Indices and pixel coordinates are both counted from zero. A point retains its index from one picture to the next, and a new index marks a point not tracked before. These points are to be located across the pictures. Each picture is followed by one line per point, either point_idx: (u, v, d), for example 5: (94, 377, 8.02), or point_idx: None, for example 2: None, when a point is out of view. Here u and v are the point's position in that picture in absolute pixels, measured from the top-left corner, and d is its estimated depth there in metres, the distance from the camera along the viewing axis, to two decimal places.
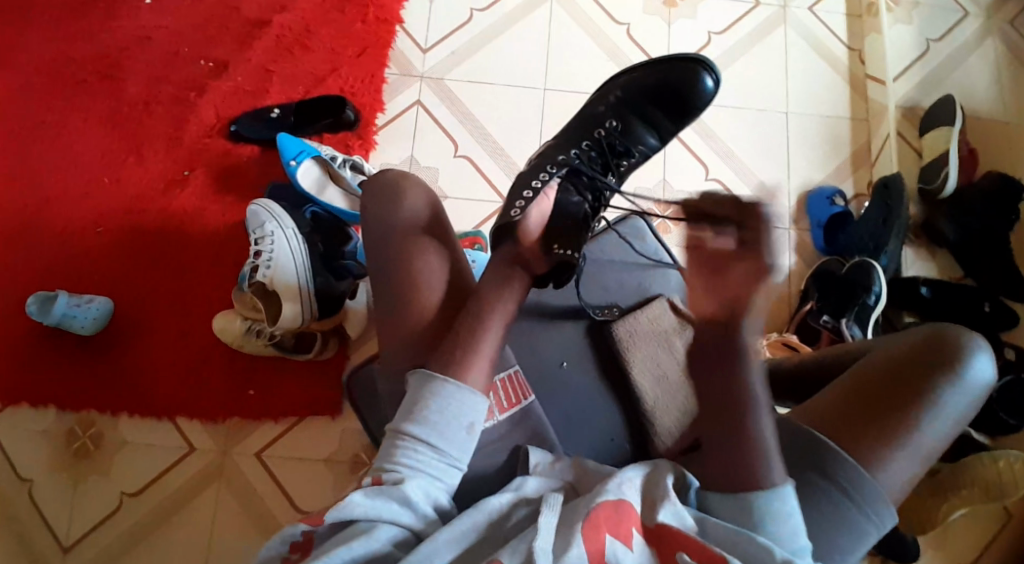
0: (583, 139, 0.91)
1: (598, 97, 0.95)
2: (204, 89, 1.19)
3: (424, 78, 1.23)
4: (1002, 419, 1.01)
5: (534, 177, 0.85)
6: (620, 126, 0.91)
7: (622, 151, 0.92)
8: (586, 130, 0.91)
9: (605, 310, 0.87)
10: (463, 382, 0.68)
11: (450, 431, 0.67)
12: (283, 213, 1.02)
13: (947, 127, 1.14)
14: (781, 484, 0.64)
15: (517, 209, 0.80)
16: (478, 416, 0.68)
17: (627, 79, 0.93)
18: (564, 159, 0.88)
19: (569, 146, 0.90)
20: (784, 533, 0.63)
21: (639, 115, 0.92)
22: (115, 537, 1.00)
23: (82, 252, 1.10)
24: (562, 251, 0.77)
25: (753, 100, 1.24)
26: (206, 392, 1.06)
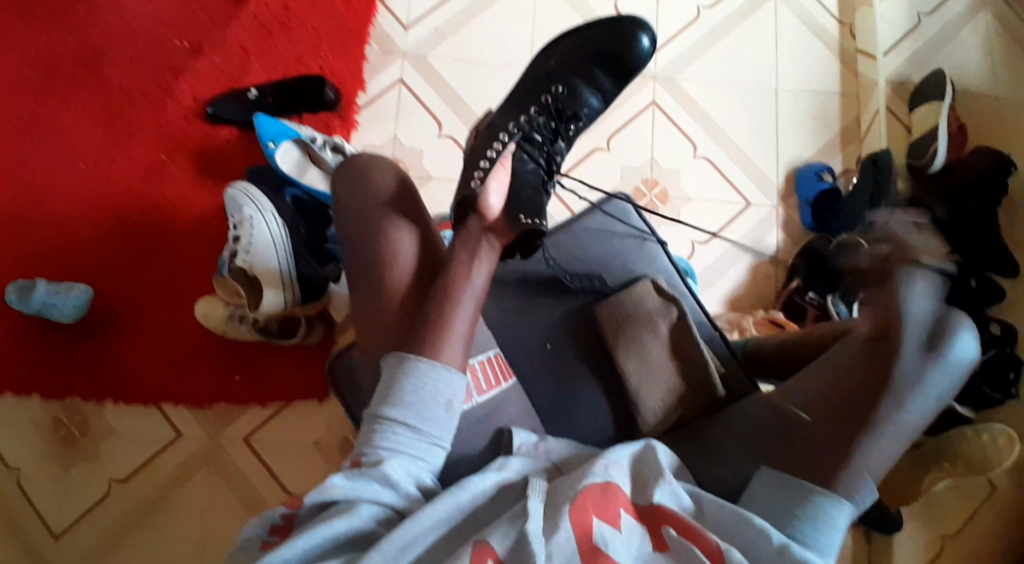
0: (529, 106, 0.86)
1: (540, 60, 0.89)
2: (180, 71, 1.16)
3: (406, 55, 1.21)
4: (987, 393, 1.02)
5: (486, 147, 0.80)
6: (566, 90, 0.87)
7: (569, 115, 0.88)
8: (531, 95, 0.87)
9: (581, 280, 0.86)
10: (437, 359, 0.67)
11: (427, 410, 0.66)
12: (262, 197, 0.98)
13: (936, 103, 1.13)
14: (846, 500, 0.69)
15: (476, 181, 0.77)
16: (456, 393, 0.68)
17: (566, 43, 0.89)
18: (517, 126, 0.83)
19: (516, 114, 0.85)
20: (822, 543, 0.68)
21: (583, 78, 0.88)
22: (103, 523, 1.00)
23: (61, 239, 1.09)
24: (527, 220, 0.76)
25: (742, 76, 1.22)
26: (192, 378, 1.05)
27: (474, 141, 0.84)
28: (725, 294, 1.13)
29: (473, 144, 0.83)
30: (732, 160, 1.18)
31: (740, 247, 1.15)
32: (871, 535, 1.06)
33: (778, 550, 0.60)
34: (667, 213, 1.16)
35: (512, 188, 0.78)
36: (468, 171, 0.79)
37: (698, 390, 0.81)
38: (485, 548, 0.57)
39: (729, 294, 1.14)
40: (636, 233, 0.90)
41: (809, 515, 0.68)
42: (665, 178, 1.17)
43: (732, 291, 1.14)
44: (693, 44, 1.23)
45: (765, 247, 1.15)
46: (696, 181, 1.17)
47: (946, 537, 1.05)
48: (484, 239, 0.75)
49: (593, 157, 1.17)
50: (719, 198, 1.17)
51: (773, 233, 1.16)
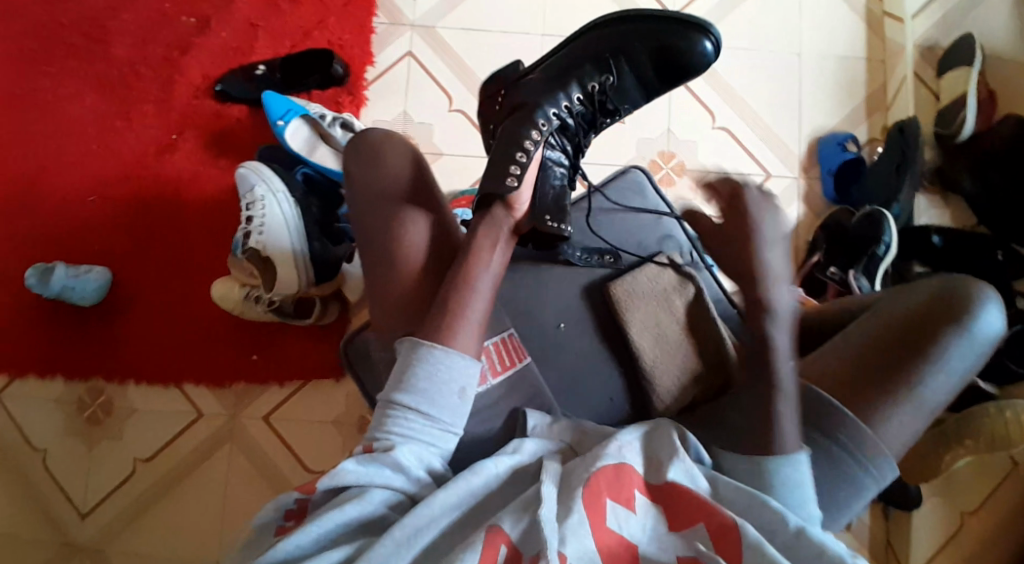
0: (572, 90, 0.82)
1: (595, 34, 0.83)
2: (188, 48, 1.15)
3: (415, 27, 1.18)
4: (1010, 369, 1.00)
5: (523, 134, 0.78)
6: (613, 81, 0.83)
7: (608, 109, 0.85)
8: (575, 77, 0.82)
9: (598, 258, 0.86)
10: (452, 345, 0.67)
11: (440, 396, 0.65)
12: (272, 175, 1.00)
13: (965, 68, 1.08)
14: (795, 452, 0.64)
15: (513, 177, 0.75)
16: (469, 379, 0.67)
17: (627, 27, 0.82)
18: (555, 113, 0.80)
19: (557, 96, 0.81)
20: (796, 501, 0.63)
21: (632, 68, 0.83)
22: (131, 501, 1.03)
23: (78, 221, 1.09)
24: (553, 224, 0.76)
25: (762, 40, 1.18)
26: (212, 358, 1.06)
27: (508, 116, 0.80)
28: None
29: (506, 119, 0.81)
30: (751, 130, 1.15)
31: None
32: (890, 510, 1.06)
33: (795, 533, 0.59)
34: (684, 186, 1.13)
35: (538, 184, 0.78)
36: (503, 155, 0.77)
37: (716, 369, 0.80)
38: (499, 533, 0.58)
39: None
40: (652, 208, 0.90)
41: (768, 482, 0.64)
42: (681, 150, 1.14)
43: None
44: (711, 8, 1.19)
45: (785, 220, 1.13)
46: (714, 152, 1.14)
47: (966, 514, 1.04)
48: (505, 234, 0.75)
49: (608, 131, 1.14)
50: (738, 170, 1.14)
51: (794, 206, 1.13)
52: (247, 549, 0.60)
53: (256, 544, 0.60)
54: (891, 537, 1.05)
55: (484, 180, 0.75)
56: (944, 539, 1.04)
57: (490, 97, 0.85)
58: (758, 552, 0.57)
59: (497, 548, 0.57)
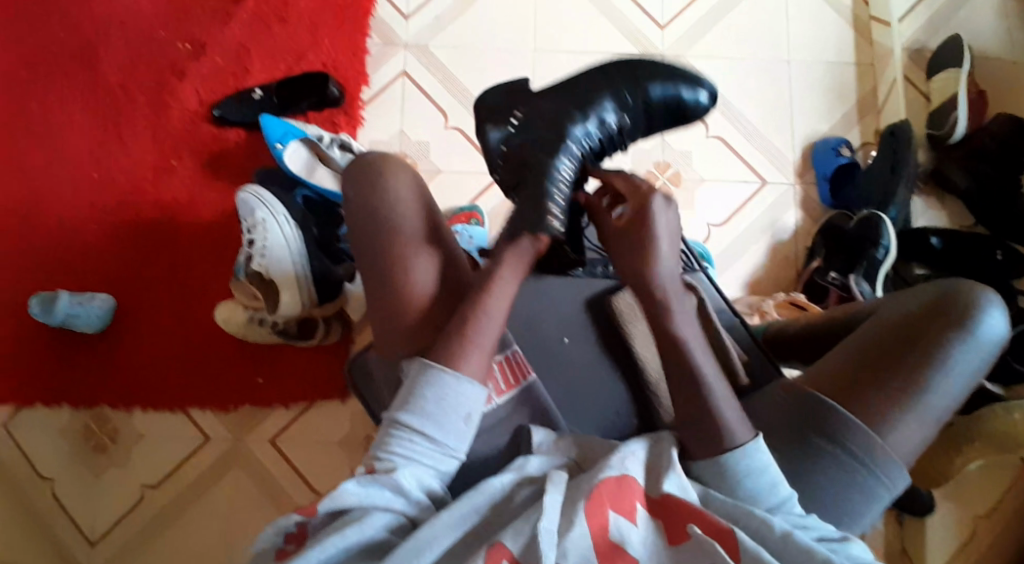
0: (593, 123, 0.79)
1: (612, 72, 0.81)
2: (185, 74, 1.16)
3: (408, 46, 1.19)
4: (1014, 368, 1.00)
5: (550, 173, 0.74)
6: (629, 118, 0.81)
7: (617, 146, 0.83)
8: (595, 110, 0.79)
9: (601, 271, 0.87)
10: (461, 371, 0.66)
11: (446, 420, 0.65)
12: (273, 199, 0.99)
13: (953, 70, 1.09)
14: (747, 442, 0.65)
15: (557, 216, 0.73)
16: (476, 405, 0.67)
17: (643, 68, 0.82)
18: (578, 146, 0.77)
19: (580, 127, 0.77)
20: (763, 486, 0.64)
21: (645, 109, 0.82)
22: (138, 529, 1.03)
23: (79, 250, 1.10)
24: None
25: (752, 49, 1.19)
26: (216, 382, 1.07)
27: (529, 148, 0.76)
28: (744, 277, 1.12)
29: (527, 150, 0.76)
30: (745, 137, 1.16)
31: (757, 226, 1.13)
32: (902, 517, 1.04)
33: (781, 536, 0.59)
34: (680, 195, 1.14)
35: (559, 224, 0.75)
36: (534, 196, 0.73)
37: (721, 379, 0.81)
38: (500, 549, 0.58)
39: (748, 277, 1.12)
40: None
41: (730, 474, 0.65)
42: (676, 160, 1.15)
43: (752, 274, 1.12)
44: (700, 18, 1.20)
45: (783, 226, 1.13)
46: (709, 161, 1.15)
47: (978, 517, 1.04)
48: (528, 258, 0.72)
49: None
50: (733, 178, 1.15)
51: (791, 211, 1.14)
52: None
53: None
54: (906, 544, 1.04)
55: (519, 218, 0.72)
56: (958, 543, 1.03)
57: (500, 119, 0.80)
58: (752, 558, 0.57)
59: None
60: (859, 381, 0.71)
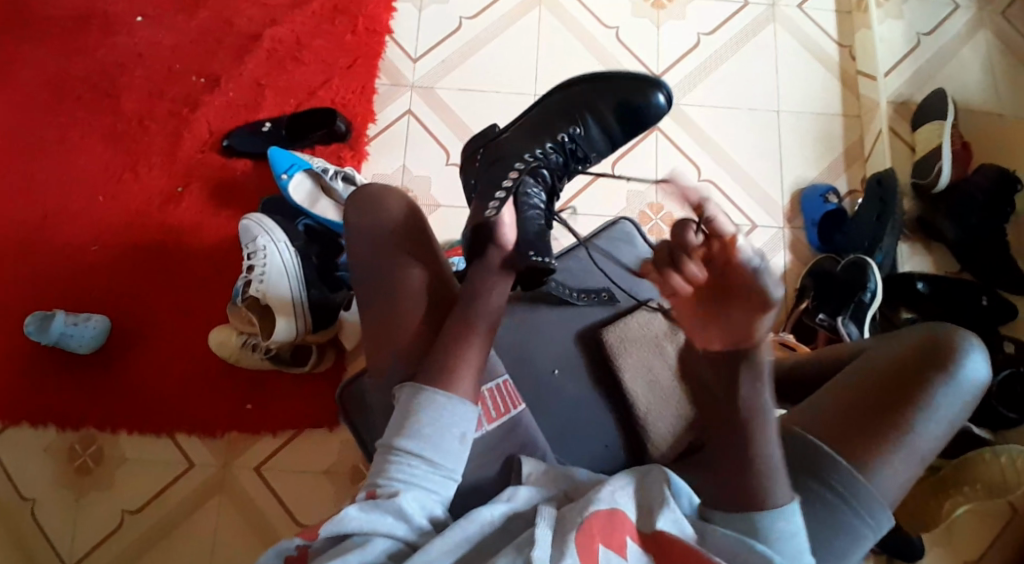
0: (556, 143, 0.86)
1: (568, 93, 0.89)
2: (196, 105, 1.20)
3: (414, 86, 1.24)
4: (1002, 413, 1.00)
5: (501, 177, 0.80)
6: (582, 132, 0.87)
7: (581, 157, 0.88)
8: (550, 129, 0.86)
9: (589, 296, 0.88)
10: (453, 392, 0.67)
11: (443, 442, 0.65)
12: (275, 226, 1.02)
13: (938, 122, 1.14)
14: (787, 502, 0.63)
15: (491, 210, 0.76)
16: (470, 426, 0.67)
17: (589, 84, 0.89)
18: (540, 155, 0.84)
19: (537, 144, 0.84)
20: (792, 550, 0.62)
21: (599, 123, 0.88)
22: (116, 553, 1.01)
23: (78, 269, 1.11)
24: (537, 258, 0.75)
25: (745, 98, 1.24)
26: (206, 407, 1.06)
27: (486, 164, 0.84)
28: None
29: (486, 167, 0.83)
30: (736, 182, 1.19)
31: None
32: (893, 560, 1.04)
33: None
34: None
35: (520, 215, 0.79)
36: (482, 194, 0.79)
37: None
38: None
39: None
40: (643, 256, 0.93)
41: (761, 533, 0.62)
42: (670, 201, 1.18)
43: None
44: (695, 68, 1.25)
45: (773, 267, 1.16)
46: None
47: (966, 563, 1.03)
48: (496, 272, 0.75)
49: (598, 180, 1.18)
50: None
51: (781, 253, 1.16)
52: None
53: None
54: None
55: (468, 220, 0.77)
56: None
57: (471, 155, 0.89)
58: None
59: None
60: (846, 421, 0.71)
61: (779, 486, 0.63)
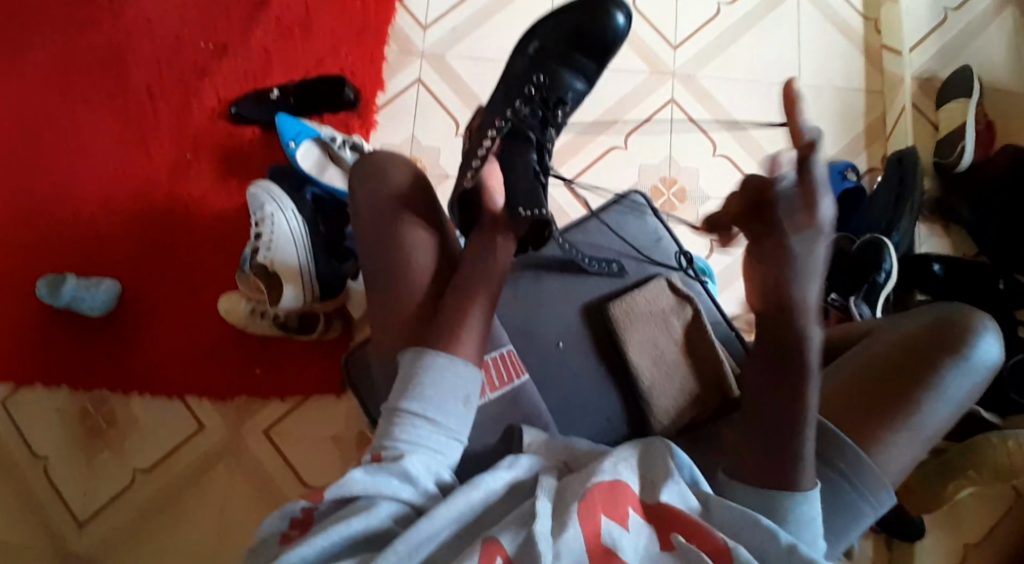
0: (526, 98, 0.87)
1: (527, 50, 0.91)
2: (205, 72, 1.19)
3: (424, 54, 1.22)
4: (1013, 399, 0.99)
5: (477, 146, 0.82)
6: (547, 79, 0.89)
7: (556, 101, 0.89)
8: (515, 89, 0.88)
9: (600, 264, 0.88)
10: (456, 354, 0.68)
11: (447, 404, 0.66)
12: (283, 195, 1.01)
13: (963, 100, 1.11)
14: (810, 489, 0.62)
15: (469, 176, 0.79)
16: (473, 388, 0.68)
17: (543, 31, 0.91)
18: (510, 115, 0.85)
19: (504, 107, 0.86)
20: (807, 535, 0.62)
21: (562, 64, 0.90)
22: (127, 512, 1.03)
23: (90, 235, 1.12)
24: (528, 212, 0.76)
25: (763, 72, 1.20)
26: (215, 372, 1.08)
27: (469, 144, 0.86)
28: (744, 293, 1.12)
29: (467, 144, 0.85)
30: (752, 158, 1.17)
31: None
32: (892, 541, 1.03)
33: (785, 550, 0.57)
34: (685, 211, 1.15)
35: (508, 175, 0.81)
36: (465, 162, 0.82)
37: (713, 389, 0.82)
38: (496, 546, 0.56)
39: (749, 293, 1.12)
40: (653, 230, 0.92)
41: (782, 520, 0.62)
42: (684, 177, 1.16)
43: None
44: (712, 41, 1.22)
45: None
46: (715, 179, 1.16)
47: (968, 545, 1.03)
48: (495, 234, 0.76)
49: (610, 155, 1.17)
50: None
51: None
52: (253, 554, 0.60)
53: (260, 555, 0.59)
54: None
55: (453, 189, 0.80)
56: None
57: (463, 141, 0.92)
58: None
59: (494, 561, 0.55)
60: (852, 400, 0.70)
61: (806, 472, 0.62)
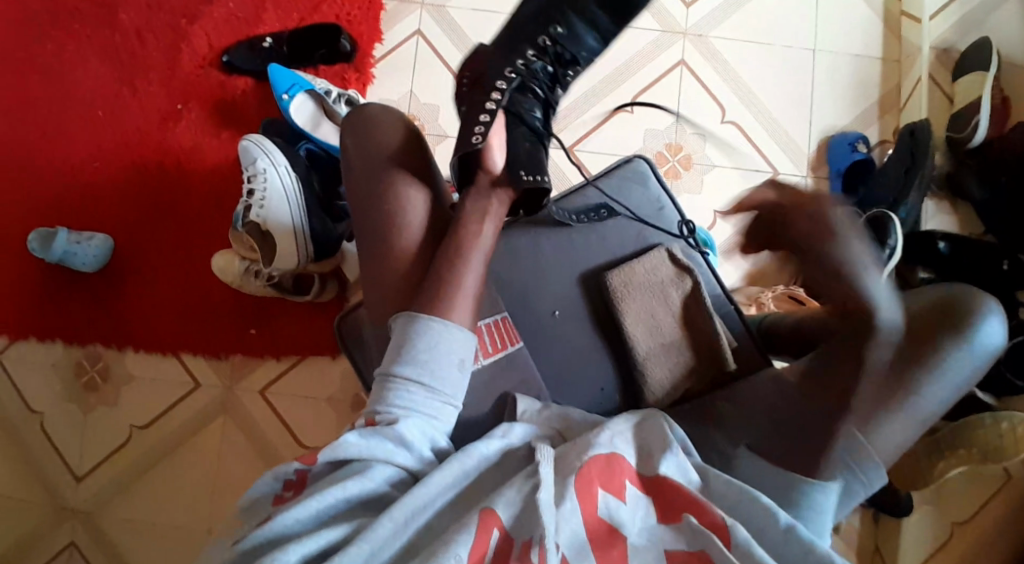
0: (539, 51, 0.81)
1: None
2: (196, 17, 1.14)
3: (425, 5, 1.17)
4: (1009, 380, 1.00)
5: (485, 97, 0.78)
6: (565, 32, 0.82)
7: (568, 60, 0.83)
8: (528, 36, 0.81)
9: (581, 216, 0.86)
10: (450, 319, 0.67)
11: (441, 368, 0.65)
12: (275, 149, 0.98)
13: (981, 73, 1.08)
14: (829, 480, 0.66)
15: (477, 135, 0.75)
16: (467, 353, 0.67)
17: None
18: (517, 69, 0.80)
19: (512, 56, 0.80)
20: (816, 523, 0.66)
21: (581, 17, 0.83)
22: (125, 466, 1.04)
23: (81, 187, 1.09)
24: (530, 178, 0.76)
25: (774, 34, 1.16)
26: (210, 330, 1.07)
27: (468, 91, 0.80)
28: (746, 264, 1.11)
29: (468, 92, 0.80)
30: (759, 124, 1.14)
31: None
32: (880, 517, 1.05)
33: (785, 530, 0.57)
34: (689, 179, 1.13)
35: (511, 138, 0.78)
36: (467, 119, 0.77)
37: (709, 362, 0.82)
38: (493, 515, 0.55)
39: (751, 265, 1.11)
40: (656, 198, 0.89)
41: None
42: (689, 143, 1.13)
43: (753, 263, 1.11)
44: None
45: None
46: (721, 146, 1.14)
47: (955, 524, 1.04)
48: (490, 193, 0.76)
49: (614, 119, 1.13)
50: (745, 165, 1.13)
51: (801, 205, 1.12)
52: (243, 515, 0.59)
53: (252, 514, 0.58)
54: (880, 542, 1.05)
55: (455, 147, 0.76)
56: (932, 547, 1.04)
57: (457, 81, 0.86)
58: (746, 552, 0.54)
59: (490, 533, 0.55)
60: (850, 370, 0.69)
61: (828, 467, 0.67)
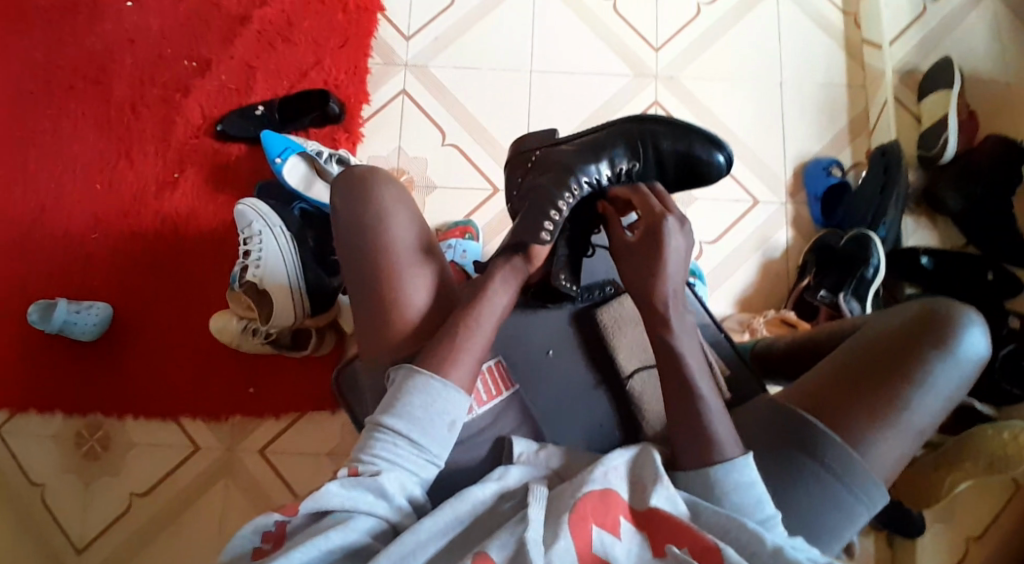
0: (613, 172, 0.82)
1: (649, 123, 0.84)
2: (189, 89, 1.19)
3: (407, 66, 1.22)
4: (1005, 390, 0.99)
5: (560, 191, 0.78)
6: (640, 169, 0.84)
7: None
8: (608, 153, 0.82)
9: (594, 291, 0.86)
10: (449, 378, 0.67)
11: (431, 425, 0.65)
12: (270, 211, 1.02)
13: (944, 92, 1.11)
14: (736, 456, 0.63)
15: (547, 231, 0.76)
16: (459, 412, 0.67)
17: (676, 123, 0.84)
18: (588, 180, 0.80)
19: (591, 165, 0.80)
20: (749, 501, 0.62)
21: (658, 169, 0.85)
22: (126, 536, 1.03)
23: (80, 259, 1.12)
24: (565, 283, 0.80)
25: (743, 70, 1.21)
26: (210, 393, 1.08)
27: (537, 173, 0.81)
28: (737, 292, 1.12)
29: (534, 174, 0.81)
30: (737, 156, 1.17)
31: (748, 245, 1.14)
32: (894, 539, 1.03)
33: (773, 553, 0.57)
34: None
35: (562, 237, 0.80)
36: (539, 206, 0.77)
37: None
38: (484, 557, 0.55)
39: (741, 291, 1.12)
40: None
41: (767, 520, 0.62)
42: None
43: (742, 291, 1.12)
44: (694, 41, 1.22)
45: (774, 245, 1.14)
46: None
47: (971, 539, 1.03)
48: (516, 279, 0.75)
49: None
50: (724, 198, 1.15)
51: (783, 230, 1.14)
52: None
53: None
54: None
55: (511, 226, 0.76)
56: None
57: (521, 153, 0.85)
58: None
59: None
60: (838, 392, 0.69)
61: (722, 444, 0.64)
